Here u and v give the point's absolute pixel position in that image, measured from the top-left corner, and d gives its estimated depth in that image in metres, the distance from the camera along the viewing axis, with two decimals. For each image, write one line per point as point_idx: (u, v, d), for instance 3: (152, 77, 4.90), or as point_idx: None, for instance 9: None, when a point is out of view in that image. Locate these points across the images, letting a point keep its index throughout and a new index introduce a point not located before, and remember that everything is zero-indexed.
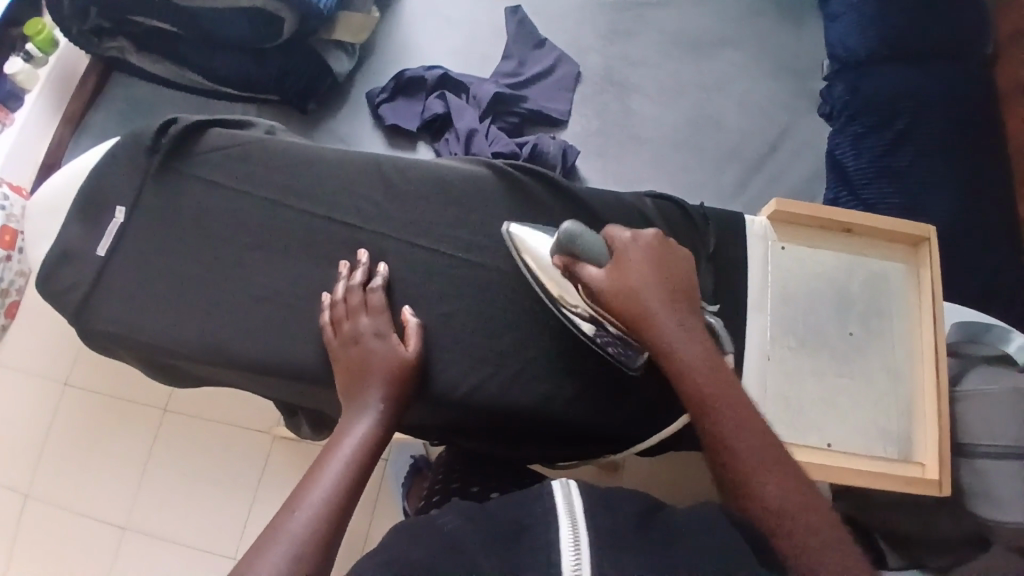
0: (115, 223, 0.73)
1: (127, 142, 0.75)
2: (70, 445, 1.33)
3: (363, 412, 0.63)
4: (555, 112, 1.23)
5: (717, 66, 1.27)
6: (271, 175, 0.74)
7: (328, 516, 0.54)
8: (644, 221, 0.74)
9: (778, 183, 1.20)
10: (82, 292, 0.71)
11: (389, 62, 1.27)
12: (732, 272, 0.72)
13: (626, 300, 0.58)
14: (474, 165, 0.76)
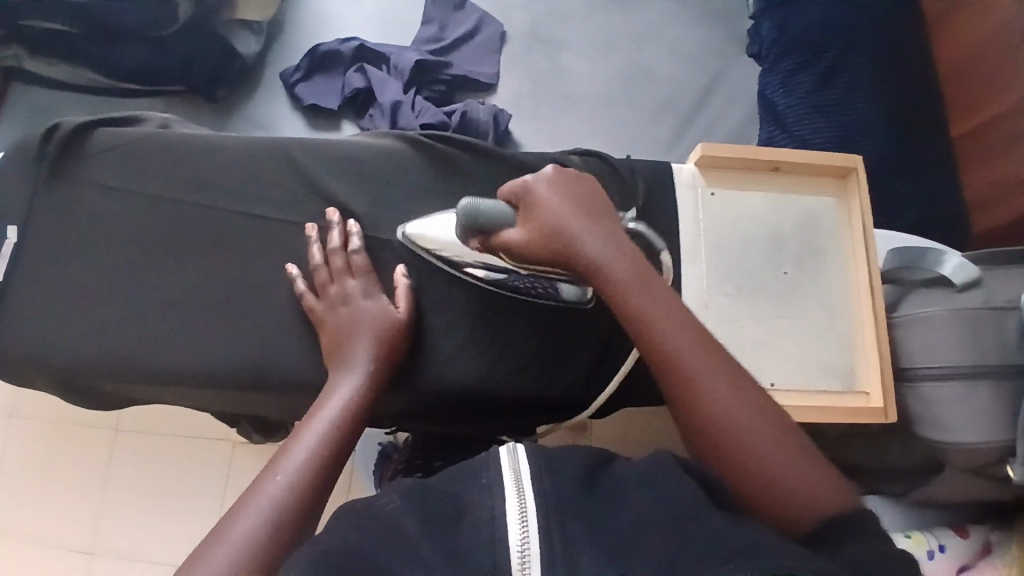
0: (9, 243, 0.67)
1: (11, 154, 0.69)
2: (24, 477, 1.29)
3: (351, 371, 0.61)
4: (481, 76, 1.19)
5: (641, 13, 1.24)
6: (173, 173, 0.69)
7: (310, 479, 0.52)
8: None
9: (716, 128, 1.18)
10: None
11: (302, 40, 1.21)
12: (662, 223, 0.70)
13: (553, 238, 0.56)
14: (389, 140, 0.73)
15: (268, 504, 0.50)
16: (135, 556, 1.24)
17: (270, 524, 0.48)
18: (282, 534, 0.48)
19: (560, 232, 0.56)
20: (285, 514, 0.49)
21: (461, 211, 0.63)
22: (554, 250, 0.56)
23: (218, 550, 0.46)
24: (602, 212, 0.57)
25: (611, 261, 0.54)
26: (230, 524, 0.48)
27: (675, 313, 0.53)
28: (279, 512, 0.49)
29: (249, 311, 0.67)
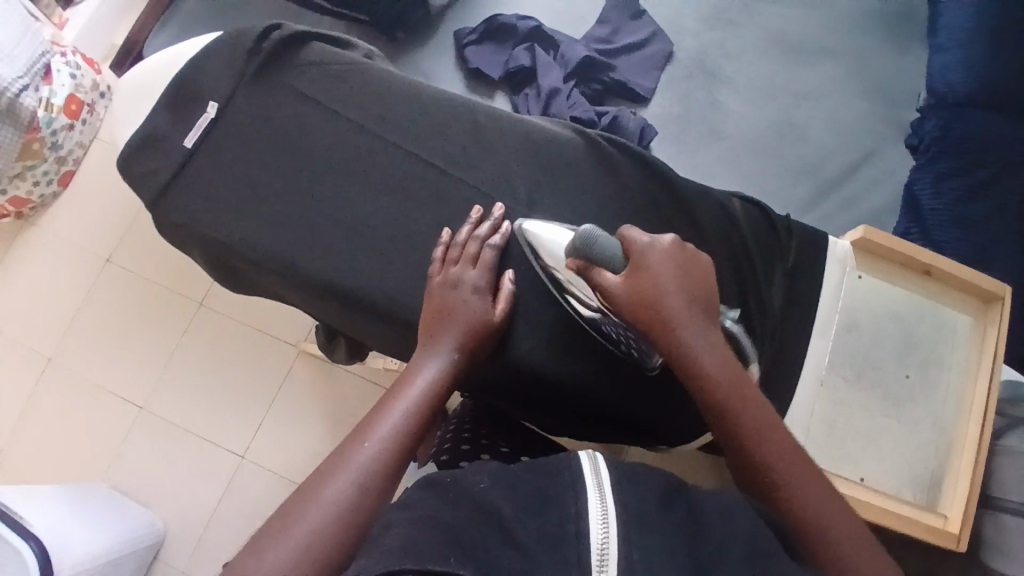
0: (206, 117, 0.71)
1: (225, 40, 0.73)
2: (98, 318, 1.55)
3: (439, 351, 0.61)
4: (638, 87, 1.21)
5: (810, 72, 1.22)
6: (367, 101, 0.73)
7: (394, 451, 0.54)
8: (728, 219, 0.71)
9: (854, 208, 1.16)
10: (162, 178, 0.70)
11: (482, 5, 1.24)
12: (803, 284, 0.70)
13: (641, 308, 0.58)
14: (565, 130, 0.75)
15: (358, 467, 0.52)
16: (176, 420, 1.49)
17: (358, 491, 0.51)
18: (365, 504, 0.51)
19: (653, 303, 0.58)
20: (374, 484, 0.52)
21: (582, 235, 0.61)
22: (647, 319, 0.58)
23: (309, 510, 0.50)
24: (701, 298, 0.60)
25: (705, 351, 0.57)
26: (325, 482, 0.51)
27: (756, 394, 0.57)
28: (365, 484, 0.52)
29: (392, 249, 0.70)
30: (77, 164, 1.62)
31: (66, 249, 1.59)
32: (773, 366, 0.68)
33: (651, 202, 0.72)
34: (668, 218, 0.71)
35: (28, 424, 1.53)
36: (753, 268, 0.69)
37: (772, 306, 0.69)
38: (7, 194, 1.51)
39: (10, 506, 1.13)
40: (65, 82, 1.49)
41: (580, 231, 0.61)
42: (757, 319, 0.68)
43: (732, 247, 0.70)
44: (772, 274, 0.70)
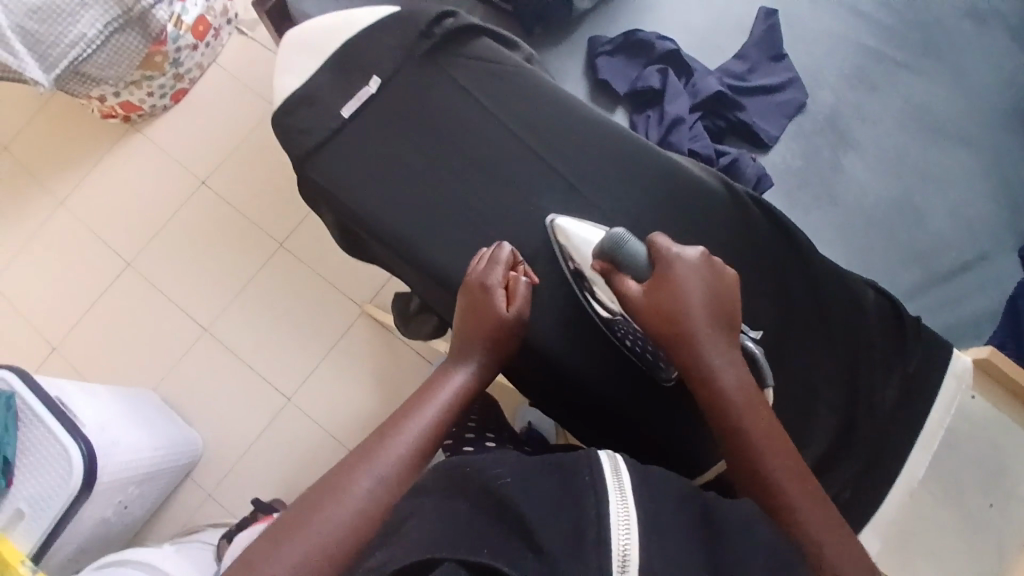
0: (366, 91, 0.71)
1: (400, 17, 0.72)
2: (184, 236, 1.62)
3: (465, 362, 0.66)
4: (763, 133, 1.18)
5: (942, 157, 1.18)
6: (522, 107, 0.72)
7: (411, 455, 0.59)
8: (856, 308, 0.68)
9: (951, 308, 1.13)
10: (314, 140, 0.70)
11: (626, 17, 1.23)
12: (919, 390, 0.66)
13: (659, 312, 0.61)
14: (711, 176, 0.72)
15: (381, 468, 0.57)
16: (235, 352, 1.55)
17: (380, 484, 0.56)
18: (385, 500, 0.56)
19: (677, 309, 0.60)
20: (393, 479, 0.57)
21: (611, 238, 0.63)
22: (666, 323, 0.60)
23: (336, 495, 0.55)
24: (728, 317, 0.61)
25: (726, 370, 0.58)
26: (351, 480, 0.56)
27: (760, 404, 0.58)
28: (387, 478, 0.57)
29: (513, 261, 0.71)
30: (191, 83, 1.70)
31: (169, 164, 1.68)
32: (868, 469, 0.65)
33: (778, 268, 0.70)
34: (798, 292, 0.69)
35: (95, 319, 1.60)
36: (870, 366, 0.67)
37: (879, 409, 0.66)
38: (120, 97, 1.59)
39: (69, 405, 1.19)
40: (198, 3, 1.55)
41: (609, 234, 0.63)
42: (861, 419, 0.66)
43: (851, 338, 0.68)
44: (888, 375, 0.67)
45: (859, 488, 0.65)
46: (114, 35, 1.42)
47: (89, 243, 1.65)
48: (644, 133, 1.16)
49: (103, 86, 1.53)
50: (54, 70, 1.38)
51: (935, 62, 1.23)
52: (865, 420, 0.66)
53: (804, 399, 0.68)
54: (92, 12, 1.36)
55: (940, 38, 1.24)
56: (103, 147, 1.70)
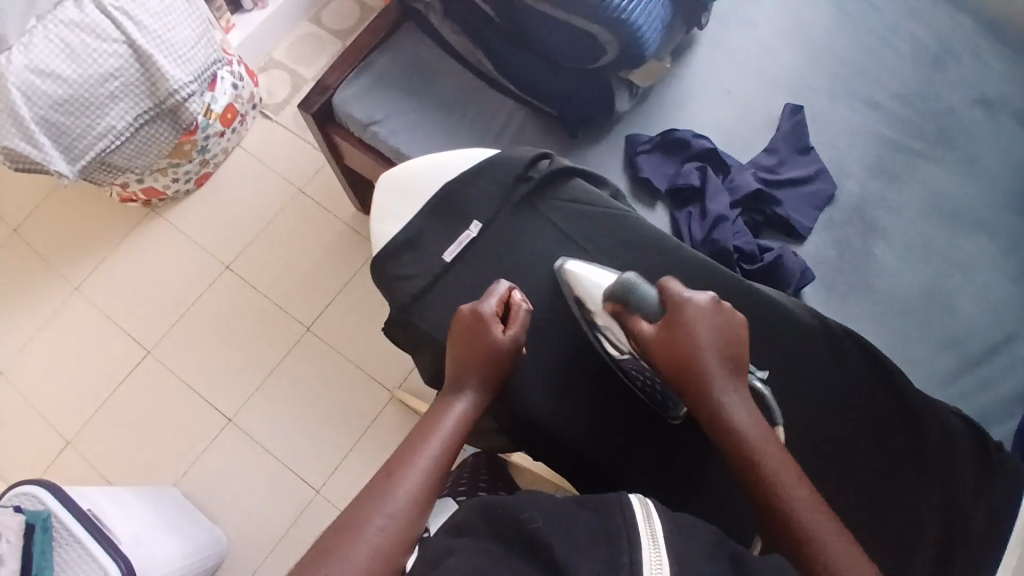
0: (466, 236, 0.85)
1: (502, 161, 0.88)
2: (206, 321, 1.60)
3: (463, 391, 0.76)
4: (800, 224, 1.22)
5: (963, 242, 1.24)
6: (604, 236, 0.85)
7: (422, 487, 0.68)
8: (943, 433, 0.77)
9: (987, 390, 1.16)
10: (419, 286, 0.83)
11: (659, 116, 1.29)
12: (1007, 513, 0.75)
13: (676, 354, 0.70)
14: (801, 309, 0.81)
15: (396, 502, 0.66)
16: (261, 442, 1.51)
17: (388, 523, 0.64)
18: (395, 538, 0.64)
19: (691, 352, 0.69)
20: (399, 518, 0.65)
21: (624, 282, 0.76)
22: (681, 364, 0.70)
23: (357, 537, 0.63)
24: (734, 356, 0.71)
25: (739, 409, 0.67)
26: (366, 516, 0.64)
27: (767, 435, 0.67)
28: (393, 518, 0.65)
29: None
30: (214, 167, 1.71)
31: (191, 250, 1.66)
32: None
33: (869, 395, 0.79)
34: (883, 415, 0.78)
35: (113, 410, 1.55)
36: (963, 489, 0.76)
37: (973, 527, 0.74)
38: (144, 183, 1.58)
39: (104, 519, 1.14)
40: (227, 92, 1.58)
41: (622, 280, 0.76)
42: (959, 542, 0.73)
43: (946, 462, 0.76)
44: (978, 498, 0.76)
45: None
46: (145, 127, 1.41)
47: (106, 331, 1.61)
48: (687, 232, 1.19)
49: (127, 175, 1.51)
50: (81, 161, 1.34)
51: (949, 152, 1.30)
52: (964, 547, 0.73)
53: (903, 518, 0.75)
54: (121, 105, 1.34)
55: (950, 130, 1.31)
56: (121, 232, 1.68)
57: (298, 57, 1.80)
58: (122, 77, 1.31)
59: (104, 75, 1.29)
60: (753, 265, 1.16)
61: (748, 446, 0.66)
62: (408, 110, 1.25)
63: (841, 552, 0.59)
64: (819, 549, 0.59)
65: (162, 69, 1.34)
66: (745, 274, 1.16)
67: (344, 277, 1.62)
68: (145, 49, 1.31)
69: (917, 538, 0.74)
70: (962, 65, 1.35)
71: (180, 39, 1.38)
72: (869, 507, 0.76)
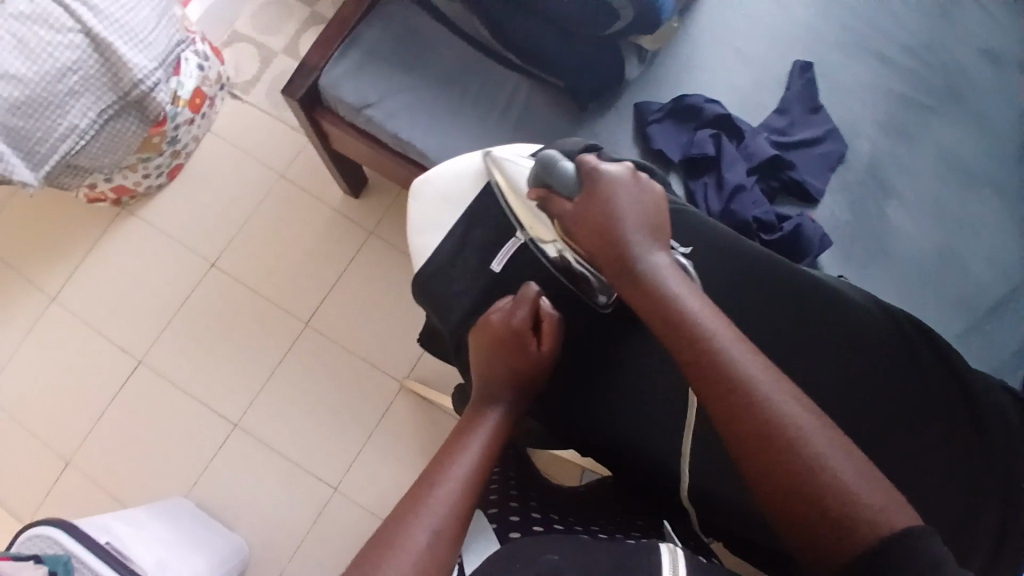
0: (516, 243, 0.86)
1: (549, 157, 0.90)
2: (197, 322, 1.52)
3: (496, 404, 0.71)
4: (814, 188, 1.20)
5: (973, 198, 1.24)
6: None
7: (466, 489, 0.60)
8: (1008, 413, 0.78)
9: (1000, 344, 1.18)
10: (467, 306, 0.85)
11: (668, 82, 1.24)
12: None
13: (602, 227, 0.74)
14: (858, 293, 0.83)
15: (439, 508, 0.58)
16: (270, 444, 1.46)
17: (434, 535, 0.56)
18: (442, 550, 0.56)
19: (614, 227, 0.73)
20: (448, 528, 0.57)
21: (545, 162, 0.80)
22: (605, 234, 0.74)
23: (400, 551, 0.55)
24: (657, 230, 0.74)
25: (673, 283, 0.70)
26: (405, 532, 0.56)
27: (714, 318, 0.67)
28: (440, 529, 0.57)
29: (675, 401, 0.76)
30: (185, 156, 1.59)
31: (172, 248, 1.56)
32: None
33: (933, 380, 0.79)
34: (948, 395, 0.78)
35: (110, 424, 1.48)
36: None
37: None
38: (114, 182, 1.47)
39: (122, 549, 1.08)
40: (194, 75, 1.45)
41: (543, 160, 0.80)
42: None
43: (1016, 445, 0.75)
44: None
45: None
46: (110, 123, 1.30)
47: (91, 341, 1.52)
48: (704, 203, 1.16)
49: (94, 175, 1.40)
50: (44, 167, 1.25)
51: (957, 106, 1.28)
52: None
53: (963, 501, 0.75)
54: (82, 101, 1.23)
55: (957, 82, 1.29)
56: (94, 234, 1.58)
57: (263, 26, 1.66)
58: (82, 71, 1.21)
59: (60, 71, 1.18)
60: (772, 234, 1.13)
61: (667, 301, 0.69)
62: (405, 89, 1.16)
63: (772, 390, 0.61)
64: (785, 430, 0.59)
65: (125, 59, 1.23)
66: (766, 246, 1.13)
67: (339, 266, 1.54)
68: (104, 38, 1.20)
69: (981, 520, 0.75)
70: (965, 14, 1.33)
71: (139, 22, 1.26)
72: (934, 491, 0.75)
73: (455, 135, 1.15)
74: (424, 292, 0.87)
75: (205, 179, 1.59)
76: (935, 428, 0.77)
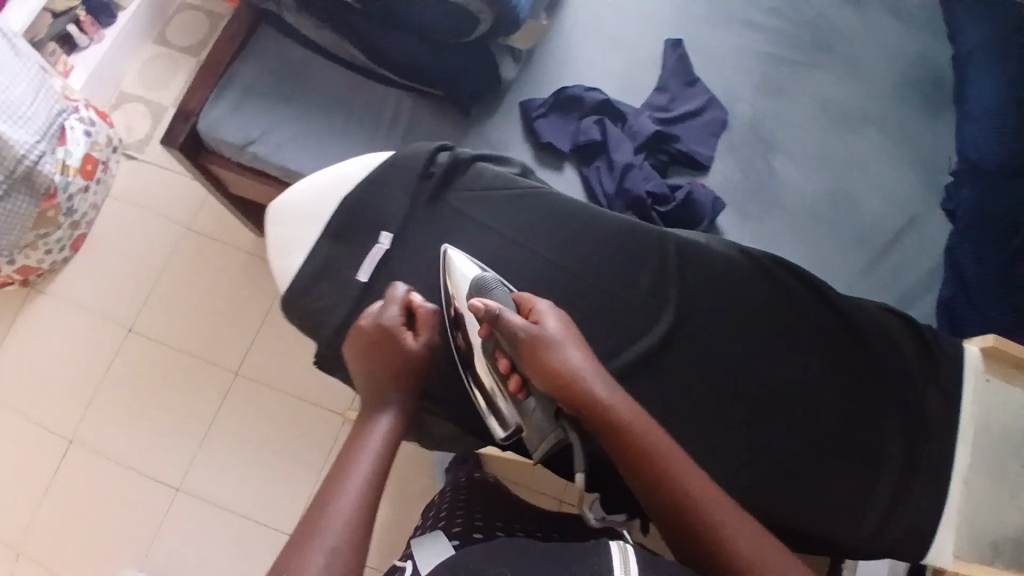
0: (378, 249, 0.90)
1: (400, 162, 0.93)
2: (123, 391, 1.47)
3: (386, 408, 0.72)
4: (702, 156, 1.25)
5: (855, 140, 1.30)
6: (532, 227, 0.92)
7: (364, 503, 0.62)
8: (884, 330, 0.87)
9: (904, 272, 1.22)
10: (336, 315, 0.87)
11: (548, 75, 1.27)
12: (954, 393, 0.85)
13: (555, 370, 0.72)
14: (723, 247, 0.91)
15: (335, 528, 0.59)
16: (218, 502, 1.42)
17: (332, 555, 0.57)
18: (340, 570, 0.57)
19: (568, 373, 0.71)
20: (346, 545, 0.58)
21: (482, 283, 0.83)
22: (559, 376, 0.71)
23: None
24: (600, 370, 0.74)
25: (638, 421, 0.70)
26: (301, 560, 0.57)
27: (684, 461, 0.69)
28: (337, 549, 0.58)
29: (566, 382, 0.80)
30: (88, 226, 1.55)
31: (87, 320, 1.51)
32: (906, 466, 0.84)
33: (812, 318, 0.88)
34: (826, 326, 0.88)
35: (49, 513, 1.42)
36: (913, 381, 0.85)
37: (932, 421, 0.85)
38: (16, 263, 1.43)
39: None
40: (81, 141, 1.43)
41: (480, 281, 0.83)
42: (917, 430, 0.84)
43: (889, 363, 0.86)
44: (928, 388, 0.86)
45: (929, 499, 0.83)
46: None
47: (15, 430, 1.46)
48: (598, 186, 1.19)
49: None
50: None
51: (828, 57, 1.35)
52: (922, 433, 0.84)
53: (849, 420, 0.85)
54: None
55: (825, 35, 1.36)
56: (4, 320, 1.52)
57: (149, 83, 1.65)
58: None
59: None
60: (667, 206, 1.17)
61: (634, 434, 0.69)
62: (287, 121, 1.15)
63: (739, 525, 0.64)
64: (738, 553, 0.62)
65: (4, 134, 1.21)
66: (662, 218, 1.17)
67: (262, 308, 1.52)
68: None
69: (880, 435, 0.84)
70: None
71: (17, 99, 1.25)
72: (824, 417, 0.85)
73: (343, 158, 1.15)
74: (299, 304, 0.89)
75: (112, 243, 1.55)
76: (823, 364, 0.86)
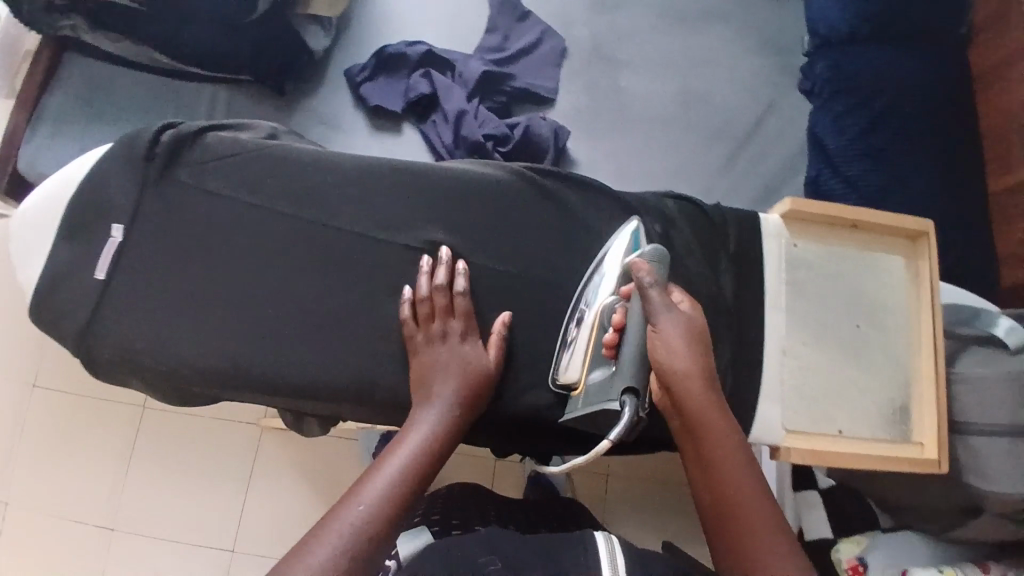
0: (113, 242, 0.79)
1: (118, 144, 0.81)
2: (36, 445, 1.46)
3: (433, 404, 0.70)
4: (542, 88, 1.21)
5: (698, 40, 1.25)
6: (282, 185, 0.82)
7: (383, 513, 0.58)
8: (664, 216, 0.85)
9: (766, 161, 1.19)
10: (80, 318, 0.77)
11: (370, 40, 1.23)
12: (750, 265, 0.83)
13: (665, 357, 0.63)
14: (496, 170, 0.85)
15: (342, 527, 0.55)
16: (152, 533, 1.41)
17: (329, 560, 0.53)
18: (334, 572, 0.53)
19: (676, 369, 0.63)
20: (350, 549, 0.54)
21: (654, 253, 0.70)
22: (664, 365, 0.63)
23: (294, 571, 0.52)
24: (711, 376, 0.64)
25: (721, 436, 0.62)
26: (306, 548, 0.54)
27: (756, 487, 0.59)
28: (339, 554, 0.54)
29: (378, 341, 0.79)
30: None
31: None
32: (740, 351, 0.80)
33: (594, 222, 0.84)
34: (612, 226, 0.84)
35: None
36: (701, 258, 0.83)
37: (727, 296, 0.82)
38: None
39: None
40: None
41: (654, 250, 0.70)
42: (724, 310, 0.81)
43: (676, 248, 0.83)
44: (719, 263, 0.83)
45: (742, 373, 0.80)
46: None
47: None
48: (438, 140, 1.15)
49: None
50: None
51: None
52: (719, 311, 0.81)
53: None
54: None
55: None
56: None
57: None
58: None
59: None
60: (508, 145, 1.13)
61: (711, 444, 0.61)
62: (101, 139, 1.12)
63: (781, 558, 0.53)
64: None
65: None
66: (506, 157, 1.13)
67: None
68: None
69: None
70: None
71: None
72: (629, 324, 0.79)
73: None
74: (45, 321, 0.77)
75: None
76: None
